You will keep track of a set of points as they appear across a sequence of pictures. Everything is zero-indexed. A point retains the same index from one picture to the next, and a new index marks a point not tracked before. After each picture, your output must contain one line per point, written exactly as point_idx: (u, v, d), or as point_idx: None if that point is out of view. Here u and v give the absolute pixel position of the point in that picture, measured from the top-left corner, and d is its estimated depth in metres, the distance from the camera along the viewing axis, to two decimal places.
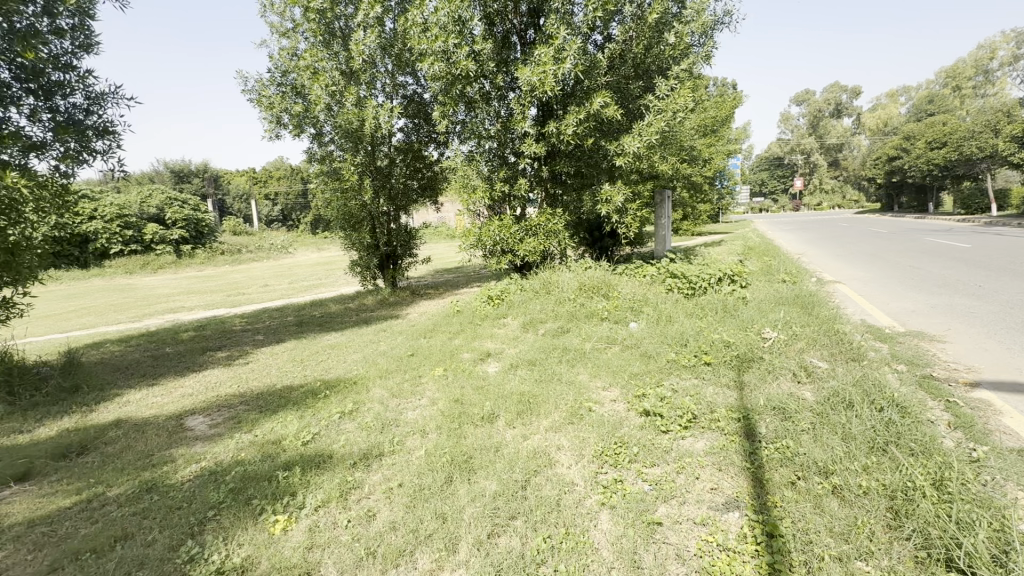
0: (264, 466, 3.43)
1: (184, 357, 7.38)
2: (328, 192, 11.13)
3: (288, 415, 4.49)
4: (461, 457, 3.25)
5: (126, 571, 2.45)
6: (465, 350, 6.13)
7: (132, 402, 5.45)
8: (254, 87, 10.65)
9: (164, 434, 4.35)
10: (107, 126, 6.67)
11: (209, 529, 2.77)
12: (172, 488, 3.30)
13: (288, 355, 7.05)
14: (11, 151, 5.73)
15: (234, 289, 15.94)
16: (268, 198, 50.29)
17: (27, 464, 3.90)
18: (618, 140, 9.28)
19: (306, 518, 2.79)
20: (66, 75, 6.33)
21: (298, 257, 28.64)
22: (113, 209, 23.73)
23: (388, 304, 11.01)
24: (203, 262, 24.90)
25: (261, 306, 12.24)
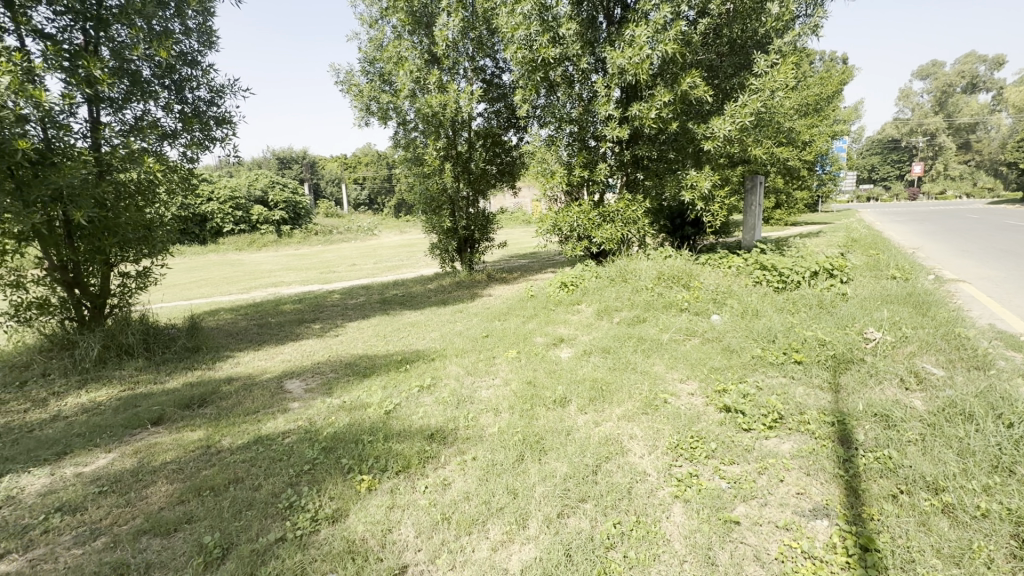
0: (351, 430, 3.72)
1: (284, 327, 8.14)
2: (412, 176, 11.60)
3: (373, 385, 4.83)
4: (533, 437, 3.31)
5: (238, 510, 2.79)
6: (538, 335, 6.20)
7: (241, 364, 6.13)
8: (345, 79, 11.28)
9: (267, 394, 4.86)
10: (225, 116, 7.44)
11: (306, 480, 3.08)
12: (275, 442, 3.68)
13: (374, 329, 7.53)
14: (149, 139, 6.58)
15: (326, 267, 17.24)
16: (356, 182, 53.38)
17: (160, 410, 4.54)
18: (708, 123, 8.76)
19: (388, 480, 3.00)
20: (193, 70, 7.11)
21: (382, 238, 30.22)
22: (226, 191, 26.39)
23: (465, 287, 11.34)
24: (300, 241, 27.13)
25: (349, 283, 13.14)
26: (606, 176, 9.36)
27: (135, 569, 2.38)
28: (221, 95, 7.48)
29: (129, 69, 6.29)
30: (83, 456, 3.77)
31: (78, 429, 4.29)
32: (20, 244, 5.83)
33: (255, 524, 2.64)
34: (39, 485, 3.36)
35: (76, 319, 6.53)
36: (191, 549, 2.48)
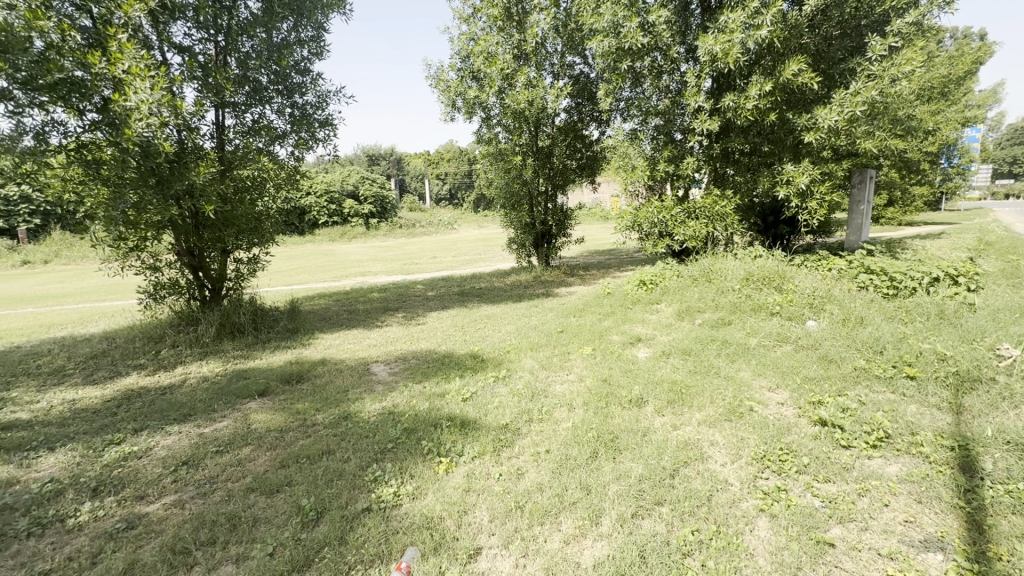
0: (431, 414, 3.91)
1: (371, 314, 8.70)
2: (494, 171, 11.73)
3: (451, 373, 5.03)
4: (608, 435, 3.28)
5: (330, 479, 3.04)
6: (614, 332, 6.10)
7: (333, 346, 6.65)
8: (435, 74, 11.69)
9: (356, 375, 5.24)
10: (329, 118, 8.03)
11: (389, 457, 3.28)
12: (362, 420, 3.97)
13: (452, 320, 7.84)
14: (263, 140, 7.30)
15: (409, 259, 18.11)
16: (438, 178, 55.30)
17: (265, 384, 5.05)
18: (811, 113, 8.07)
19: (464, 464, 3.12)
20: (304, 78, 7.72)
21: (460, 232, 31.19)
22: (323, 186, 28.46)
23: (540, 282, 11.39)
24: (386, 233, 28.73)
25: (430, 275, 13.74)
26: (693, 171, 8.93)
27: (244, 522, 2.68)
28: (326, 100, 8.08)
29: (250, 77, 7.00)
30: (203, 420, 4.29)
31: (200, 395, 4.89)
32: (158, 232, 6.68)
33: (345, 493, 2.86)
34: (169, 441, 3.88)
35: (200, 298, 7.43)
36: (290, 509, 2.75)
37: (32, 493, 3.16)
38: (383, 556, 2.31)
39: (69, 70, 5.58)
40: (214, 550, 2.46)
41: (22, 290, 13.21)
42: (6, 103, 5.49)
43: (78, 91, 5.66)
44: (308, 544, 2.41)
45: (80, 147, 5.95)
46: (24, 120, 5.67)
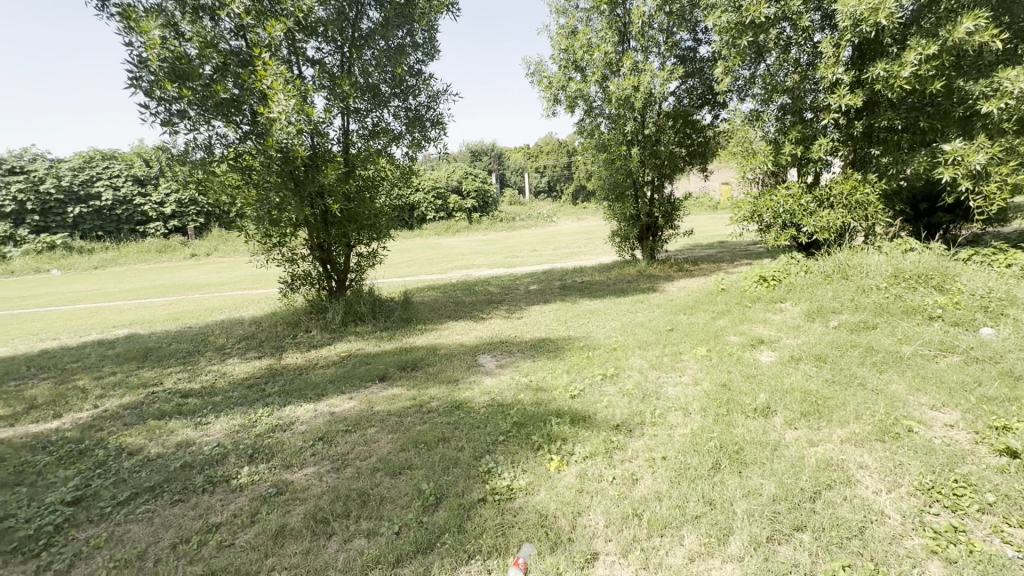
0: (539, 409, 3.92)
1: (476, 306, 9.00)
2: (597, 163, 11.50)
3: (556, 367, 5.01)
4: (731, 446, 3.03)
5: (446, 466, 3.17)
6: (732, 333, 5.65)
7: (443, 336, 6.98)
8: (536, 70, 11.68)
9: (465, 365, 5.44)
10: (439, 118, 8.38)
11: (501, 450, 3.34)
12: (473, 409, 4.10)
13: (555, 314, 7.81)
14: (382, 142, 7.84)
15: (510, 252, 18.40)
16: (537, 171, 55.44)
17: (384, 369, 5.43)
18: (989, 77, 6.75)
19: (576, 464, 3.07)
20: (418, 80, 8.12)
21: (560, 225, 31.14)
22: (430, 183, 29.94)
23: (646, 277, 10.91)
24: (487, 227, 29.59)
25: (531, 268, 13.83)
26: (828, 153, 7.93)
27: (372, 499, 2.89)
28: (438, 100, 8.43)
29: (371, 84, 7.54)
30: (334, 400, 4.72)
31: (330, 376, 5.41)
32: (295, 229, 7.47)
33: (461, 481, 2.97)
34: (307, 417, 4.33)
35: (329, 289, 8.18)
36: (412, 492, 2.91)
37: (204, 454, 3.71)
38: (500, 549, 2.36)
39: (229, 90, 6.43)
40: (348, 523, 2.68)
41: (193, 278, 15.71)
42: (184, 121, 6.46)
43: (235, 108, 6.53)
44: (430, 528, 2.53)
45: (236, 156, 6.85)
46: (196, 135, 6.64)
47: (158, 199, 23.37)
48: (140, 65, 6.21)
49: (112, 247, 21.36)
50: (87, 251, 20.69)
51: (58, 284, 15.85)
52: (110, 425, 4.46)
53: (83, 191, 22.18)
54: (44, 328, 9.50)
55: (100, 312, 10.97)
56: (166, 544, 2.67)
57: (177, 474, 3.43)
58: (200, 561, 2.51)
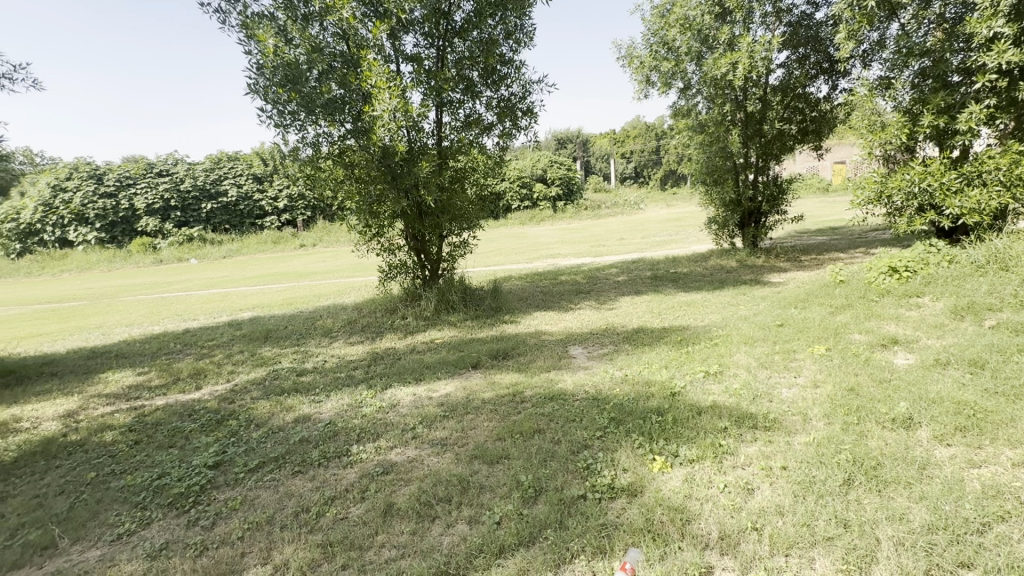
0: (638, 405, 3.75)
1: (564, 296, 8.89)
2: (693, 145, 10.80)
3: (654, 362, 4.78)
4: (867, 461, 2.67)
5: (543, 458, 3.13)
6: (856, 330, 5.02)
7: (532, 325, 6.97)
8: (625, 53, 11.20)
9: (557, 356, 5.39)
10: (530, 106, 8.23)
11: (599, 445, 3.24)
12: (568, 402, 4.03)
13: (648, 305, 7.49)
14: (474, 134, 7.91)
15: (596, 241, 17.93)
16: (624, 156, 53.58)
17: (477, 357, 5.52)
18: None
19: (681, 467, 2.89)
20: (509, 69, 8.01)
21: (648, 212, 29.87)
22: (515, 173, 30.10)
23: (747, 267, 10.10)
24: (572, 215, 29.19)
25: (620, 258, 13.37)
26: (981, 122, 6.70)
27: (473, 486, 2.93)
28: (529, 88, 8.28)
29: (463, 76, 7.62)
30: (431, 385, 4.90)
31: (426, 361, 5.62)
32: (392, 221, 7.83)
33: (560, 475, 2.91)
34: (407, 400, 4.53)
35: (423, 277, 8.46)
36: (511, 482, 2.91)
37: (318, 430, 4.01)
38: (605, 551, 2.27)
39: (335, 91, 6.85)
40: (450, 508, 2.75)
41: (302, 267, 17.21)
42: (295, 122, 7.01)
43: (338, 109, 6.90)
44: (531, 521, 2.51)
45: (341, 152, 7.31)
46: (305, 135, 7.18)
47: (273, 195, 25.87)
48: (259, 71, 6.82)
49: (237, 238, 24.07)
50: (217, 243, 23.48)
51: (195, 272, 18.16)
52: (240, 399, 4.99)
53: (214, 190, 25.18)
54: (186, 310, 10.93)
55: (229, 297, 12.40)
56: (290, 512, 2.92)
57: (296, 447, 3.74)
58: (320, 530, 2.71)
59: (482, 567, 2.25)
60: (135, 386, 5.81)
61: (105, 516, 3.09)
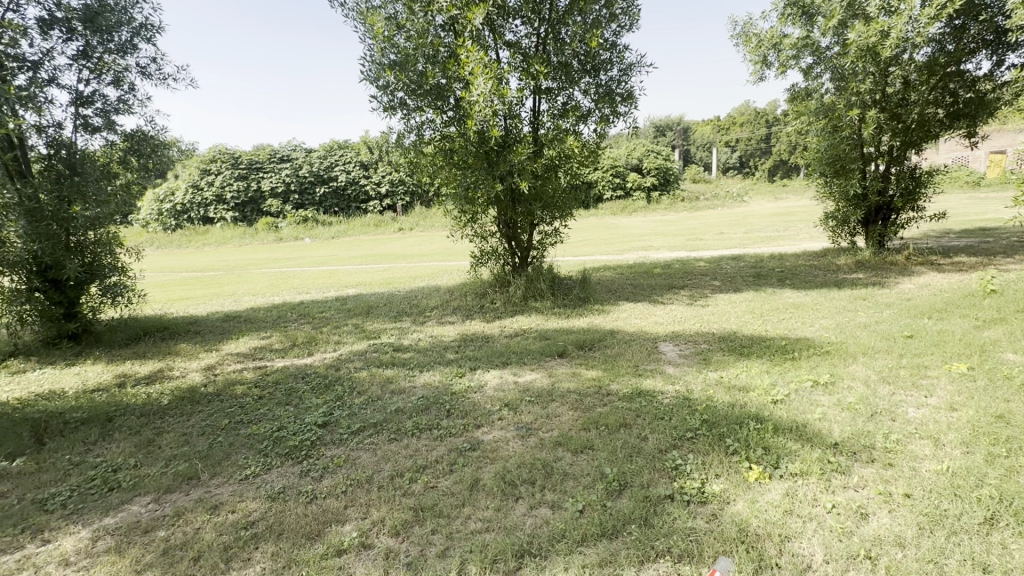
0: (734, 410, 3.53)
1: (656, 290, 8.58)
2: (814, 131, 9.78)
3: (753, 366, 4.48)
4: (1017, 501, 2.31)
5: (628, 453, 3.08)
6: (1009, 349, 4.29)
7: (621, 318, 6.83)
8: (742, 30, 10.39)
9: (646, 351, 5.24)
10: (631, 92, 7.93)
11: (689, 447, 3.11)
12: (656, 399, 3.91)
13: (749, 305, 7.00)
14: (570, 121, 7.80)
15: (692, 235, 17.01)
16: (728, 145, 50.05)
17: (563, 346, 5.54)
18: None
19: (782, 480, 2.69)
20: (611, 53, 7.79)
21: (752, 206, 27.72)
22: (610, 161, 29.41)
23: (869, 269, 9.03)
24: (667, 206, 27.95)
25: (718, 253, 12.58)
26: None
27: (557, 472, 2.96)
28: (630, 73, 7.99)
29: (562, 62, 7.53)
30: (518, 370, 5.02)
31: (513, 347, 5.74)
32: (486, 208, 8.02)
33: (646, 472, 2.85)
34: (494, 382, 4.68)
35: (512, 264, 8.59)
36: (595, 473, 2.90)
37: (412, 403, 4.29)
38: (693, 555, 2.19)
39: (438, 78, 7.14)
40: (534, 490, 2.81)
41: (400, 250, 18.28)
42: (402, 109, 7.42)
43: (440, 95, 7.19)
44: (614, 514, 2.49)
45: (442, 139, 7.55)
46: (410, 121, 7.57)
47: (377, 181, 27.57)
48: (373, 61, 7.34)
49: (344, 220, 26.16)
50: (328, 224, 25.70)
51: (309, 250, 20.07)
52: (345, 367, 5.48)
53: (327, 175, 27.49)
54: (301, 284, 12.13)
55: (337, 274, 13.54)
56: (386, 474, 3.15)
57: (392, 416, 4.03)
58: (412, 495, 2.90)
59: (564, 552, 2.28)
60: (259, 348, 6.61)
61: (234, 458, 3.56)
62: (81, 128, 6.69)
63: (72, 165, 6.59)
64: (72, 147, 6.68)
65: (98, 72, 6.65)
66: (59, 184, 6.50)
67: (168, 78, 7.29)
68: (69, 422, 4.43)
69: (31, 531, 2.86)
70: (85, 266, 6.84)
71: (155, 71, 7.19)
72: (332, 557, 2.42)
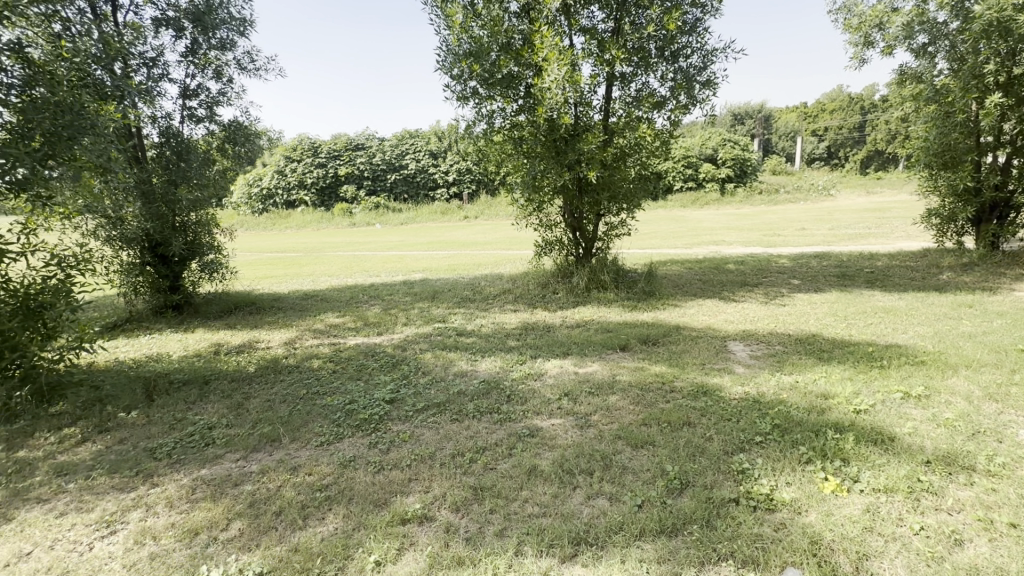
0: (810, 417, 3.32)
1: (727, 287, 8.18)
2: (921, 118, 8.82)
3: (832, 372, 4.18)
4: None
5: (691, 453, 2.99)
6: None
7: (688, 314, 6.59)
8: (844, 6, 9.50)
9: (713, 349, 5.03)
10: (711, 78, 7.54)
11: (757, 451, 2.97)
12: (723, 399, 3.75)
13: (831, 307, 6.51)
14: (644, 109, 7.56)
15: (770, 230, 15.96)
16: (814, 133, 46.31)
17: (626, 340, 5.45)
18: None
19: (863, 494, 2.51)
20: (691, 38, 7.43)
21: (840, 200, 25.57)
22: (682, 150, 28.20)
23: (978, 273, 8.08)
24: (742, 199, 26.42)
25: (798, 250, 11.74)
26: None
27: (616, 465, 2.94)
28: (711, 58, 7.60)
29: (638, 48, 7.28)
30: (578, 360, 5.00)
31: (574, 338, 5.72)
32: (552, 197, 7.99)
33: (710, 473, 2.76)
34: (554, 372, 4.70)
35: (576, 255, 8.51)
36: (655, 469, 2.85)
37: (474, 386, 4.40)
38: (758, 563, 2.11)
39: (511, 67, 7.16)
40: (592, 480, 2.81)
41: (465, 237, 18.66)
42: (474, 98, 7.53)
43: (512, 83, 7.21)
44: (675, 512, 2.44)
45: (512, 127, 7.58)
46: (482, 110, 7.66)
47: (445, 169, 28.19)
48: (448, 50, 7.50)
49: (413, 207, 27.08)
50: (397, 210, 26.72)
51: (380, 235, 20.97)
52: (411, 348, 5.71)
53: (398, 163, 28.51)
54: (372, 267, 12.73)
55: (405, 259, 14.07)
56: (447, 453, 3.28)
57: (455, 398, 4.17)
58: (472, 474, 3.00)
59: (621, 544, 2.27)
60: (334, 326, 7.04)
61: (311, 425, 3.84)
62: (188, 118, 7.39)
63: (180, 152, 7.31)
64: (180, 136, 7.39)
65: (202, 67, 7.28)
66: (169, 169, 7.24)
67: (261, 70, 7.87)
68: (173, 382, 4.98)
69: (144, 475, 3.26)
70: (188, 244, 7.59)
71: (250, 64, 7.78)
72: (397, 525, 2.56)
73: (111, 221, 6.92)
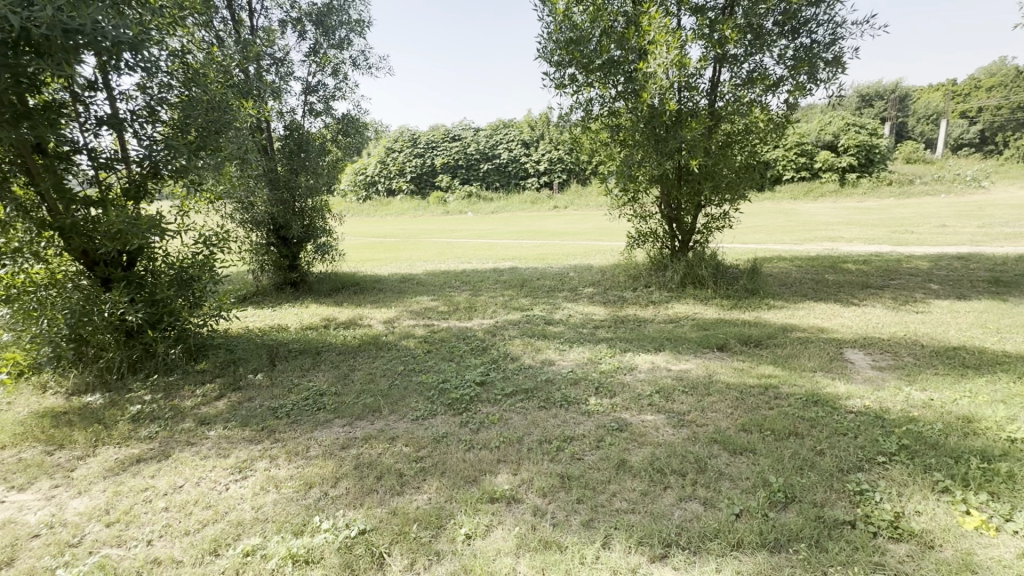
0: (947, 441, 2.90)
1: (845, 288, 7.36)
2: None
3: (979, 391, 3.61)
4: None
5: (798, 465, 2.75)
6: None
7: (796, 315, 6.04)
8: None
9: (827, 356, 4.57)
10: (840, 54, 6.76)
11: (879, 472, 2.66)
12: (838, 411, 3.40)
13: (978, 316, 5.60)
14: (757, 91, 6.99)
15: (900, 226, 14.07)
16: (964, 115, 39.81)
17: (724, 339, 5.12)
18: None
19: (1015, 537, 2.15)
20: (818, 10, 6.71)
21: (994, 193, 21.80)
22: (796, 137, 25.66)
23: None
24: (866, 190, 23.52)
25: (936, 250, 10.22)
26: None
27: (711, 469, 2.79)
28: (840, 32, 6.81)
29: (755, 25, 6.71)
30: (671, 357, 4.79)
31: (667, 333, 5.49)
32: (649, 187, 7.69)
33: (821, 489, 2.52)
34: (645, 367, 4.55)
35: (672, 247, 8.13)
36: (756, 479, 2.66)
37: (561, 376, 4.40)
38: None
39: (612, 51, 6.94)
40: (685, 482, 2.69)
41: (555, 227, 18.62)
42: (572, 85, 7.43)
43: (613, 69, 6.98)
44: (779, 527, 2.27)
45: (610, 114, 7.38)
46: (579, 98, 7.54)
47: (536, 158, 28.23)
48: (548, 38, 7.45)
49: (503, 196, 27.54)
50: (489, 199, 27.36)
51: (471, 223, 21.62)
52: (499, 334, 5.84)
53: (491, 153, 29.09)
54: (464, 254, 13.17)
55: (495, 247, 14.37)
56: (535, 438, 3.32)
57: (543, 385, 4.20)
58: (559, 462, 3.02)
59: (717, 552, 2.16)
60: (428, 308, 7.40)
61: (408, 400, 4.09)
62: (308, 113, 8.11)
63: (301, 144, 8.05)
64: (301, 129, 8.12)
65: (321, 66, 7.90)
66: (292, 159, 8.02)
67: (372, 67, 8.39)
68: (291, 351, 5.56)
69: (268, 430, 3.69)
70: (305, 228, 8.38)
71: (363, 63, 8.34)
72: (486, 502, 2.65)
73: (245, 206, 7.83)
